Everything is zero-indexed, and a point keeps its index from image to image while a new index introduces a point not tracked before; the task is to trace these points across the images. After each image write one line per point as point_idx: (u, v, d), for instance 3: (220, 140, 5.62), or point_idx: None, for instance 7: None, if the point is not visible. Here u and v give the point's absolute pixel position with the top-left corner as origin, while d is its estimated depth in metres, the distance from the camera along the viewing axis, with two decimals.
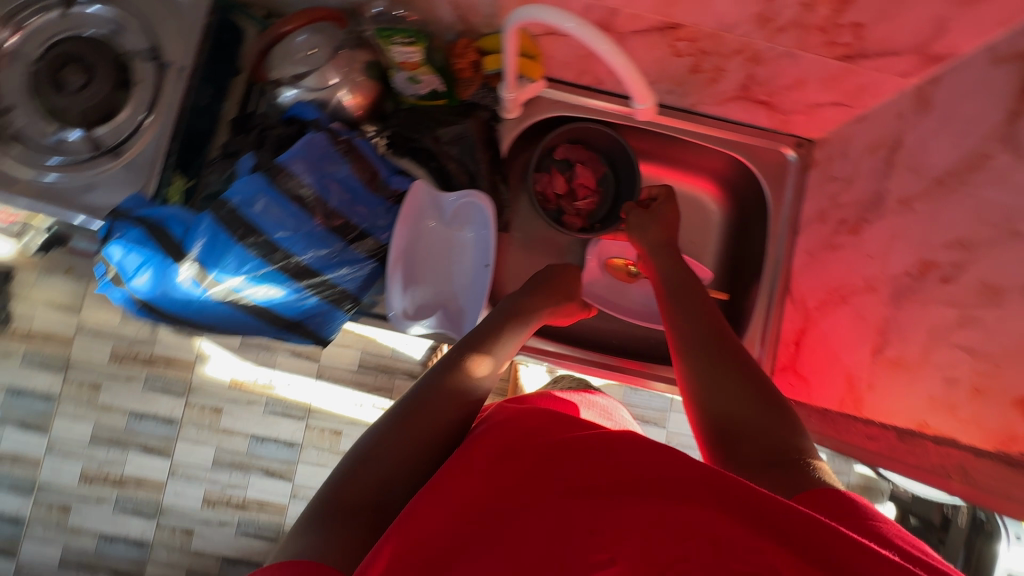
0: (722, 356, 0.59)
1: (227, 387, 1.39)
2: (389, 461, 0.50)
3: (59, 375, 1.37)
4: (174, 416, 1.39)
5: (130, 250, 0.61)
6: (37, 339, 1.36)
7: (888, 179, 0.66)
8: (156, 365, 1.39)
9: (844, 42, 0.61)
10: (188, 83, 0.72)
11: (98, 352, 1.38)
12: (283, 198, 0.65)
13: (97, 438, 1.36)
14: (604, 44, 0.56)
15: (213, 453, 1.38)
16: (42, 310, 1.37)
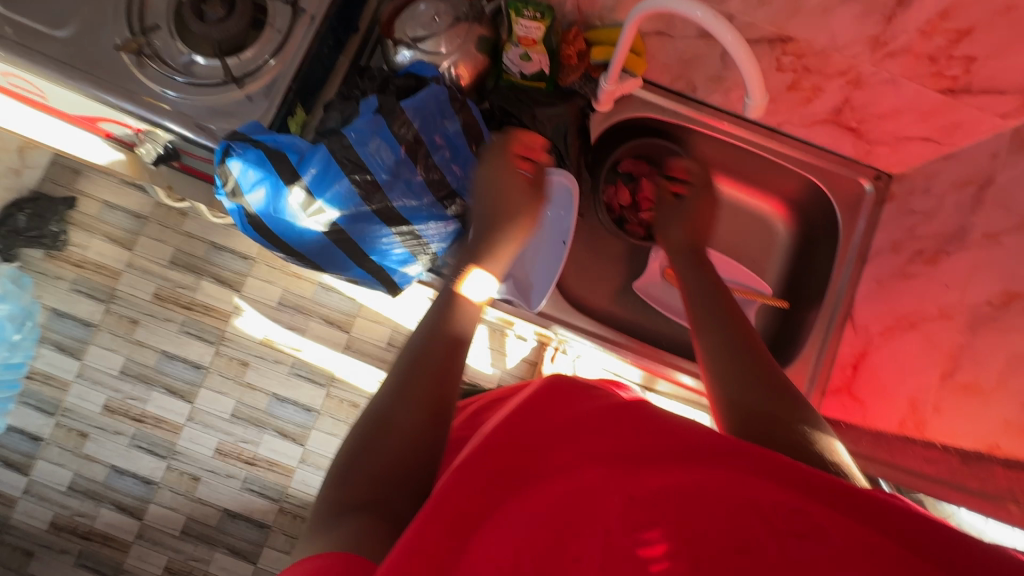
0: (740, 344, 0.57)
1: (258, 343, 1.44)
2: (403, 425, 0.46)
3: (101, 306, 1.41)
4: (202, 363, 1.43)
5: (249, 168, 0.64)
6: (89, 268, 1.41)
7: (975, 214, 0.68)
8: (195, 312, 1.43)
9: (951, 75, 0.64)
10: (316, 31, 0.77)
11: (143, 289, 1.43)
12: (394, 141, 0.68)
13: (126, 372, 1.41)
14: (730, 35, 0.60)
15: (233, 406, 1.42)
16: (99, 241, 1.42)
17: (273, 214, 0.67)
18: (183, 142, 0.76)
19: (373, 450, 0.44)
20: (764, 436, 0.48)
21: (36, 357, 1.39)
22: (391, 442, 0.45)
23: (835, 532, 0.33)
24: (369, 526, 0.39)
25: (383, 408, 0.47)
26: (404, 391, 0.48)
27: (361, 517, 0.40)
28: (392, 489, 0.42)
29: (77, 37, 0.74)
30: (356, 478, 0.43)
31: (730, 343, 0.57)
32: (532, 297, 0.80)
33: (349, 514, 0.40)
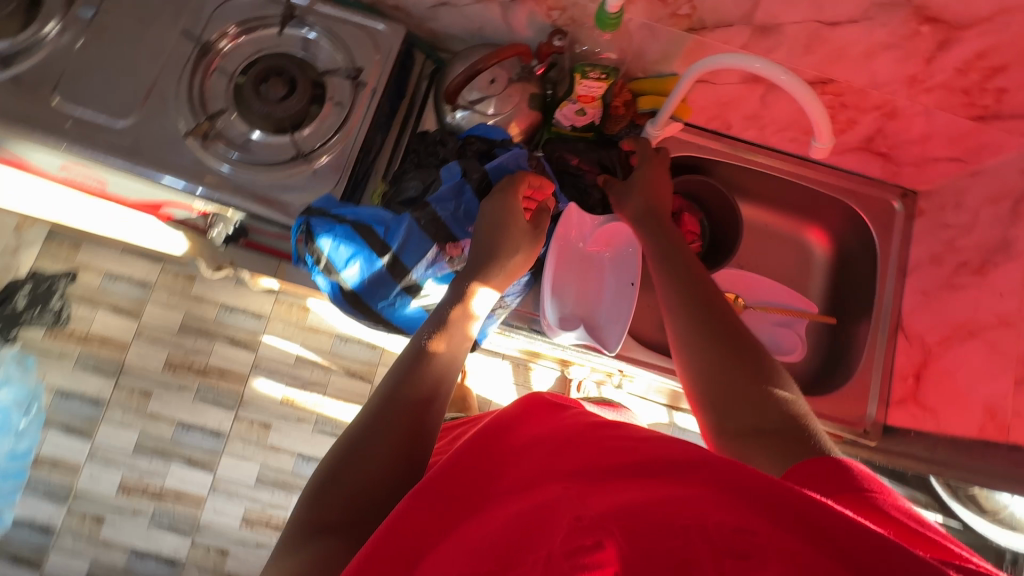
0: (727, 346, 0.60)
1: (280, 403, 1.68)
2: (381, 456, 0.50)
3: (110, 381, 1.65)
4: (222, 429, 1.65)
5: (340, 244, 0.66)
6: (95, 342, 1.66)
7: (1017, 226, 0.74)
8: (210, 376, 1.68)
9: (982, 104, 0.70)
10: (378, 102, 0.79)
11: (154, 360, 1.68)
12: (477, 203, 0.71)
13: (142, 447, 1.63)
14: (786, 76, 0.65)
15: (257, 469, 1.65)
16: (101, 314, 1.68)
17: (364, 285, 0.69)
18: (253, 220, 0.76)
19: (350, 469, 0.49)
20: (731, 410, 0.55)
21: (42, 441, 1.61)
22: (365, 470, 0.49)
23: (782, 550, 0.32)
24: (337, 545, 0.44)
25: (361, 435, 0.52)
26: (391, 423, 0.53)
27: (330, 538, 0.45)
28: (363, 512, 0.47)
29: (139, 124, 0.74)
30: (332, 500, 0.47)
31: (718, 346, 0.60)
32: (609, 338, 0.80)
33: (323, 532, 0.46)
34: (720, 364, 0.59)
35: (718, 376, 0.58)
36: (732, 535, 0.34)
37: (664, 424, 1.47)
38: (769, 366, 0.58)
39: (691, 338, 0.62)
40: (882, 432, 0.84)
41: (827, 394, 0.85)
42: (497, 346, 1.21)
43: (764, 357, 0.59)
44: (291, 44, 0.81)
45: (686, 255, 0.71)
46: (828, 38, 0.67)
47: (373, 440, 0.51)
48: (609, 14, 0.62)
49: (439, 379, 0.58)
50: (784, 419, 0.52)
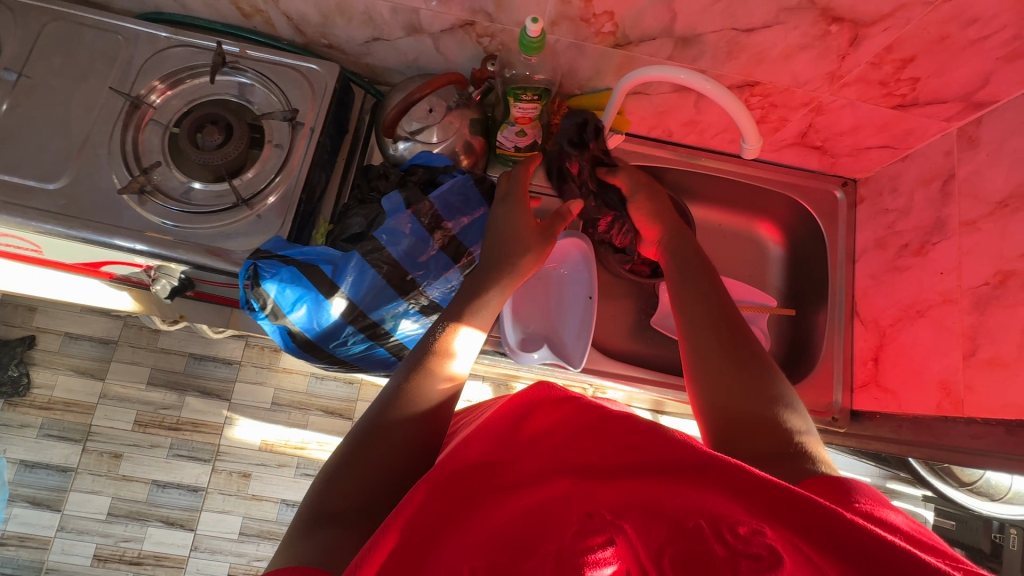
0: (743, 364, 0.56)
1: (258, 448, 1.66)
2: (390, 453, 0.49)
3: (78, 446, 1.63)
4: (199, 484, 1.65)
5: (285, 287, 0.64)
6: (59, 408, 1.65)
7: (947, 206, 0.76)
8: (182, 431, 1.67)
9: (900, 93, 0.73)
10: (317, 141, 0.79)
11: (122, 419, 1.66)
12: (425, 232, 0.70)
13: (116, 512, 1.61)
14: (712, 86, 0.67)
15: (240, 521, 1.64)
16: (64, 377, 1.66)
17: (314, 327, 0.67)
18: (196, 271, 0.74)
19: (360, 461, 0.48)
20: (736, 422, 0.52)
21: (7, 519, 1.59)
22: (372, 464, 0.48)
23: (781, 546, 0.36)
24: (343, 535, 0.43)
25: (369, 426, 0.51)
26: (401, 420, 0.51)
27: (336, 529, 0.44)
28: (372, 504, 0.47)
29: (71, 186, 0.73)
30: (341, 490, 0.47)
31: (738, 364, 0.56)
32: (571, 354, 0.81)
33: (329, 524, 0.44)
34: (732, 378, 0.55)
35: (725, 391, 0.55)
36: (736, 531, 0.37)
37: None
38: (781, 395, 0.54)
39: (705, 346, 0.59)
40: (850, 417, 0.86)
41: (794, 385, 0.87)
42: (472, 369, 1.21)
43: (776, 385, 0.55)
44: (225, 90, 0.80)
45: (698, 262, 0.70)
46: (747, 44, 0.69)
47: (380, 435, 0.50)
48: (531, 38, 0.63)
49: (443, 401, 0.54)
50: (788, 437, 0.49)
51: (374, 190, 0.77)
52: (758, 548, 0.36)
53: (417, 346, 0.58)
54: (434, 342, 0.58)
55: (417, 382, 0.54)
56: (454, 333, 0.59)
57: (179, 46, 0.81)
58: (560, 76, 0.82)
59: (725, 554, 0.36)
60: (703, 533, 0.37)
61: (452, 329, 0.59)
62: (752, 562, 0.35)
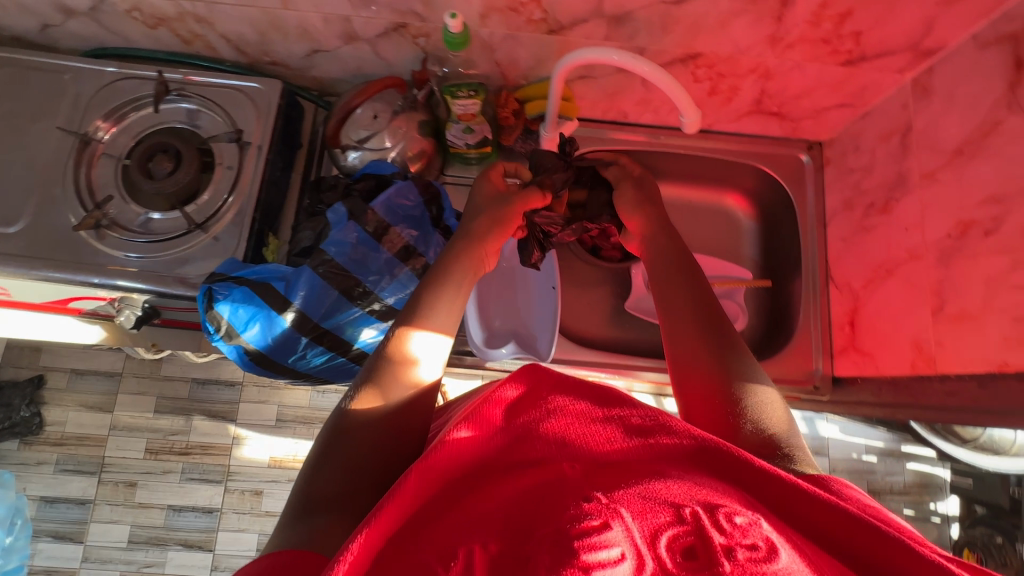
0: (720, 359, 0.56)
1: (268, 465, 1.70)
2: (372, 435, 0.49)
3: (94, 478, 1.68)
4: (213, 506, 1.69)
5: (238, 308, 0.65)
6: (72, 443, 1.69)
7: (908, 159, 0.73)
8: (192, 455, 1.70)
9: (846, 50, 0.71)
10: (265, 158, 0.79)
11: (133, 449, 1.70)
12: (372, 241, 0.70)
13: (136, 539, 1.66)
14: (647, 66, 0.65)
15: (257, 537, 1.67)
16: (74, 413, 1.70)
17: (271, 344, 0.67)
18: (161, 299, 0.75)
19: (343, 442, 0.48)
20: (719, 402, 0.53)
21: (33, 555, 1.64)
22: (354, 450, 0.48)
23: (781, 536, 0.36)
24: (339, 519, 0.44)
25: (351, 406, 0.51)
26: (374, 421, 0.49)
27: (327, 516, 0.44)
28: (351, 490, 0.46)
29: (29, 228, 0.74)
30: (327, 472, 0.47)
31: (713, 359, 0.56)
32: (540, 346, 0.81)
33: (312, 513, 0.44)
34: (705, 358, 0.56)
35: (698, 369, 0.56)
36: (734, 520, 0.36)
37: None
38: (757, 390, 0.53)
39: (689, 330, 0.59)
40: (832, 384, 0.85)
41: (772, 357, 0.86)
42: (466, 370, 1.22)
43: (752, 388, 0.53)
44: (170, 117, 0.81)
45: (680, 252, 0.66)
46: (679, 16, 0.68)
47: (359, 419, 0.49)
48: (453, 34, 0.62)
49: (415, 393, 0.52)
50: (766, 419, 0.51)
51: (324, 203, 0.75)
52: (757, 538, 0.34)
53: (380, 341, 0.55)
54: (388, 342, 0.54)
55: (378, 383, 0.51)
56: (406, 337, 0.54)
57: (123, 79, 0.82)
58: (502, 68, 0.81)
59: (722, 542, 0.34)
60: (699, 520, 0.36)
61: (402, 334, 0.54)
62: (750, 552, 0.33)
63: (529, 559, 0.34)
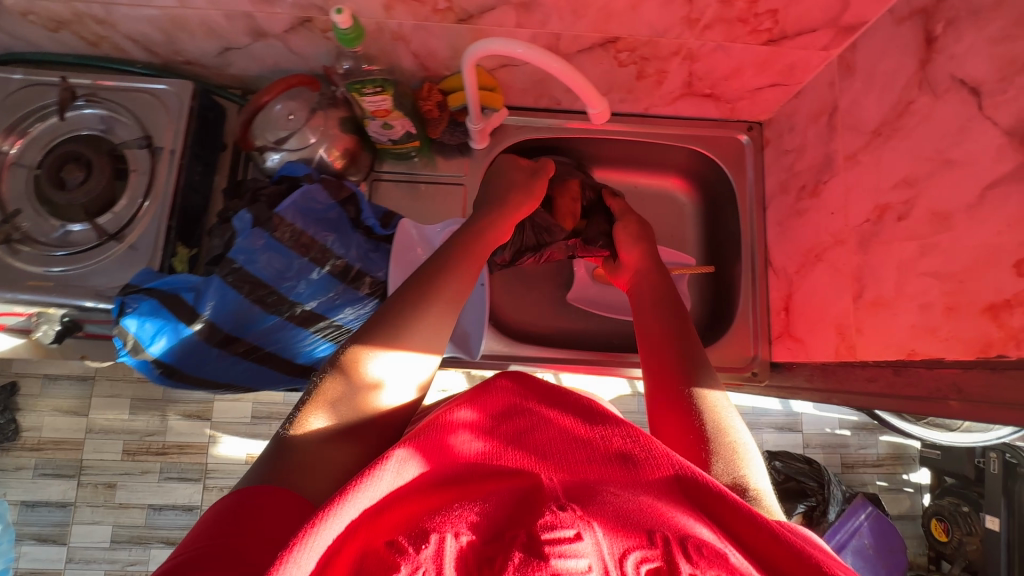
0: (689, 355, 0.59)
1: (245, 462, 1.70)
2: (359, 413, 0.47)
3: (73, 481, 1.68)
4: (193, 504, 1.70)
5: (145, 321, 0.64)
6: (50, 447, 1.69)
7: (834, 140, 0.71)
8: (170, 454, 1.71)
9: (765, 28, 0.68)
10: (179, 163, 0.78)
11: (111, 450, 1.69)
12: (282, 248, 0.68)
13: (119, 537, 1.67)
14: (555, 63, 0.61)
15: None
16: (51, 417, 1.69)
17: (180, 357, 0.66)
18: (79, 313, 0.74)
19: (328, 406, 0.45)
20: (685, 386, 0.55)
21: (18, 558, 1.67)
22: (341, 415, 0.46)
23: None
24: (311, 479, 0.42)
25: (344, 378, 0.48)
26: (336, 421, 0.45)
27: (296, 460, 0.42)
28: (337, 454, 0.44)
29: None
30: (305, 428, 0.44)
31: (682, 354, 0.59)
32: (472, 346, 0.85)
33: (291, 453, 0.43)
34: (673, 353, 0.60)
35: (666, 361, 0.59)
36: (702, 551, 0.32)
37: (625, 396, 1.41)
38: (714, 396, 0.54)
39: (665, 331, 0.64)
40: (770, 369, 0.85)
41: (710, 345, 0.85)
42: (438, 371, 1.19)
43: (706, 372, 0.57)
44: (77, 125, 0.79)
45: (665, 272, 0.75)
46: (587, 0, 0.65)
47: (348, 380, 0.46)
48: (344, 30, 0.60)
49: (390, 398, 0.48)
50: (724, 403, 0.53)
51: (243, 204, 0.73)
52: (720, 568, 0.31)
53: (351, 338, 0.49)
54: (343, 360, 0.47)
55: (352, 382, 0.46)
56: (365, 356, 0.47)
57: (27, 86, 0.79)
58: (421, 59, 0.78)
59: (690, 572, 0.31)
60: (669, 546, 0.33)
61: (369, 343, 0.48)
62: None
63: (493, 561, 0.31)
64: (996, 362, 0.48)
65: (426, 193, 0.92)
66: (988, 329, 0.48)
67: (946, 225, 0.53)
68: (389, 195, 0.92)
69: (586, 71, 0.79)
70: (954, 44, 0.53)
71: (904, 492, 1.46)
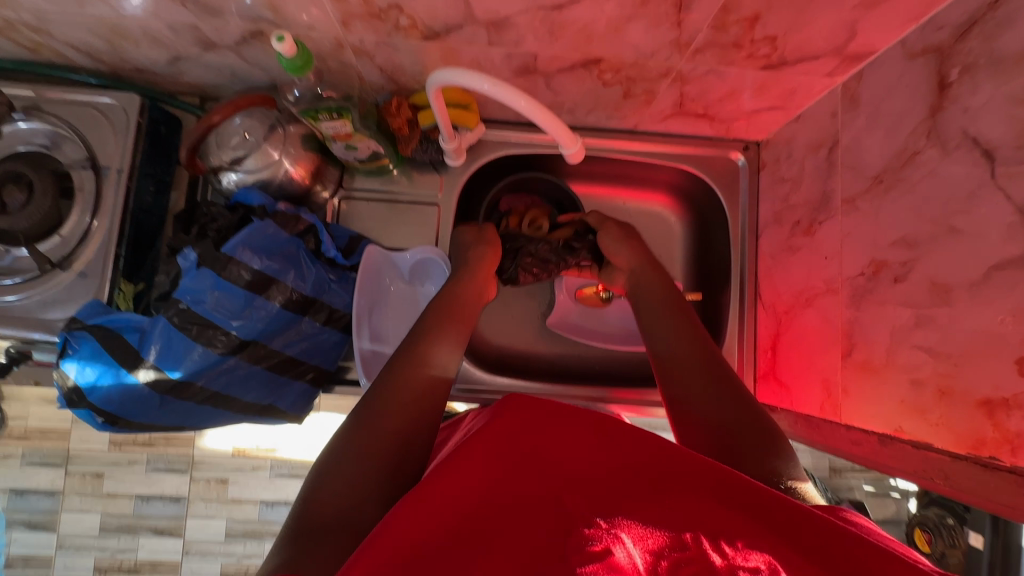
0: (716, 401, 0.55)
1: (232, 455, 1.55)
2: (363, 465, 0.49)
3: (60, 470, 1.54)
4: (180, 494, 1.55)
5: (86, 365, 0.62)
6: (35, 437, 1.54)
7: (832, 178, 0.66)
8: (156, 445, 1.56)
9: (763, 54, 0.61)
10: (128, 184, 0.73)
11: (97, 440, 1.55)
12: (233, 288, 0.63)
13: (107, 527, 1.55)
14: (522, 101, 0.58)
15: (225, 525, 1.55)
16: (35, 406, 1.54)
17: (124, 403, 0.64)
18: (24, 344, 0.71)
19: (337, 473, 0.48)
20: (726, 437, 0.52)
21: None
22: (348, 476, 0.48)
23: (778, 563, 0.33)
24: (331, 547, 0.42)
25: (341, 448, 0.50)
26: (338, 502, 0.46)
27: (331, 537, 0.43)
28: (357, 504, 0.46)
29: None
30: (325, 497, 0.46)
31: (713, 402, 0.55)
32: None
33: (311, 534, 0.43)
34: (697, 403, 0.56)
35: (693, 409, 0.56)
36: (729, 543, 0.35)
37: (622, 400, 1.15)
38: (766, 463, 0.49)
39: (683, 368, 0.59)
40: None
41: None
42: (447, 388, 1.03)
43: (741, 417, 0.53)
44: (15, 139, 0.73)
45: (660, 275, 0.72)
46: (565, 22, 0.58)
47: (359, 445, 0.50)
48: (288, 58, 0.54)
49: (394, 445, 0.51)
50: (763, 441, 0.51)
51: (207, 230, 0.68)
52: (757, 561, 0.34)
53: (355, 408, 0.54)
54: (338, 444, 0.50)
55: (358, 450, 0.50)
56: (364, 432, 0.51)
57: None
58: (388, 73, 0.71)
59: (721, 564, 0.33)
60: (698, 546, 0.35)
61: (364, 411, 0.53)
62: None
63: None
64: (989, 461, 0.44)
65: (403, 212, 0.86)
66: (982, 426, 0.45)
67: (946, 299, 0.48)
68: (359, 215, 0.85)
69: (567, 89, 0.73)
70: (969, 95, 0.47)
71: (891, 497, 1.36)
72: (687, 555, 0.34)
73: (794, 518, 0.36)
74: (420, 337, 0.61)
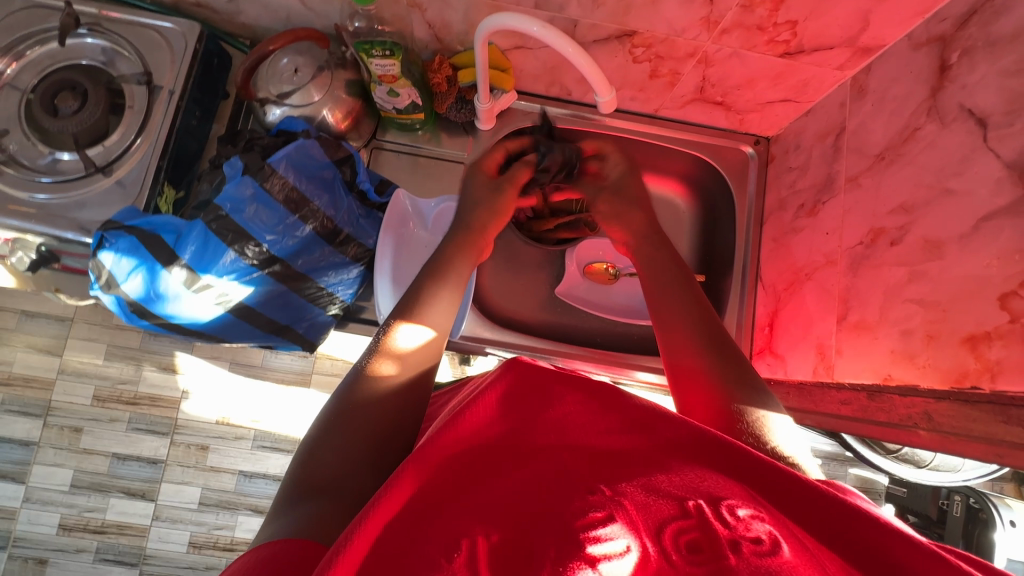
0: (701, 342, 0.55)
1: (215, 424, 1.53)
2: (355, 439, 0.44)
3: (38, 421, 1.51)
4: (159, 457, 1.53)
5: (122, 257, 0.64)
6: (18, 384, 1.51)
7: (838, 161, 0.71)
8: (140, 405, 1.53)
9: (783, 40, 0.67)
10: (177, 104, 0.76)
11: (81, 394, 1.53)
12: (272, 201, 0.67)
13: (78, 484, 1.51)
14: (569, 48, 0.64)
15: (200, 493, 1.53)
16: (22, 353, 1.52)
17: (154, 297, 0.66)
18: (57, 244, 0.73)
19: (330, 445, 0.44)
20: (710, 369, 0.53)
21: None
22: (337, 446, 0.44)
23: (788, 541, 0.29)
24: (331, 508, 0.39)
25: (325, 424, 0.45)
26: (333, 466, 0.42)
27: (317, 503, 0.39)
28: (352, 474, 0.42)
29: None
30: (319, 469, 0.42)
31: (698, 340, 0.56)
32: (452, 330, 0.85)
33: (310, 498, 0.40)
34: (683, 337, 0.56)
35: (679, 340, 0.57)
36: (734, 512, 0.30)
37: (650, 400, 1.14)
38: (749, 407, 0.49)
39: (671, 318, 0.59)
40: None
41: None
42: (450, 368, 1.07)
43: (722, 358, 0.54)
44: (77, 53, 0.77)
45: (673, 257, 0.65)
46: None
47: (348, 418, 0.45)
48: None
49: (390, 395, 0.48)
50: (741, 379, 0.52)
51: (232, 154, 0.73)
52: (762, 532, 0.29)
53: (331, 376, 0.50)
54: (338, 409, 0.46)
55: (347, 413, 0.46)
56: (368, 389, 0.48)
57: (29, 8, 0.77)
58: (435, 30, 0.77)
59: (724, 534, 0.29)
60: (703, 514, 0.30)
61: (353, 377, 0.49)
62: (752, 544, 0.28)
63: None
64: (970, 394, 0.48)
65: (427, 167, 0.91)
66: (966, 361, 0.48)
67: (938, 253, 0.53)
68: (387, 166, 0.90)
69: (598, 63, 0.78)
70: (967, 74, 0.53)
71: None
72: (688, 521, 0.30)
73: (807, 492, 0.31)
74: (431, 277, 0.60)
